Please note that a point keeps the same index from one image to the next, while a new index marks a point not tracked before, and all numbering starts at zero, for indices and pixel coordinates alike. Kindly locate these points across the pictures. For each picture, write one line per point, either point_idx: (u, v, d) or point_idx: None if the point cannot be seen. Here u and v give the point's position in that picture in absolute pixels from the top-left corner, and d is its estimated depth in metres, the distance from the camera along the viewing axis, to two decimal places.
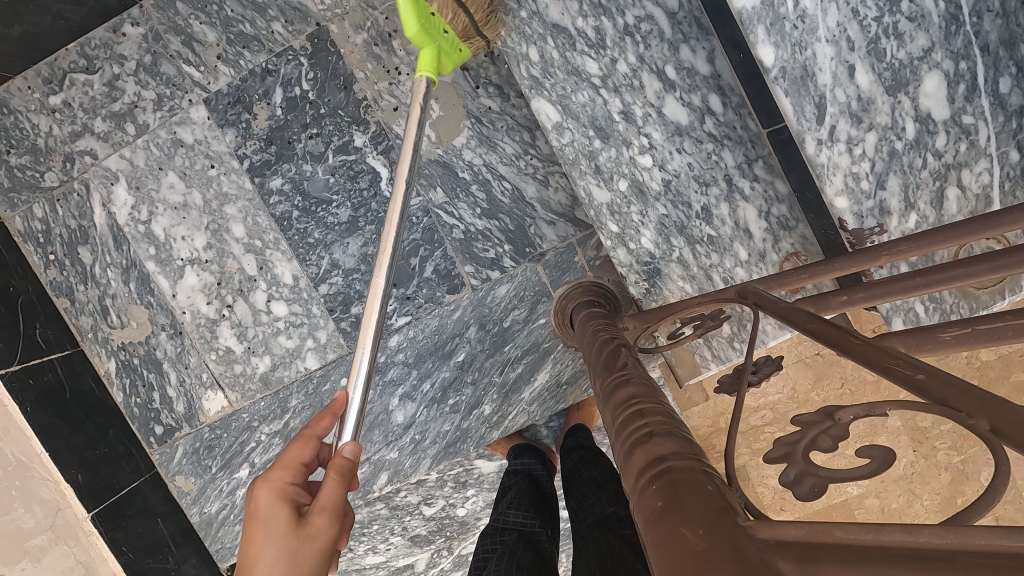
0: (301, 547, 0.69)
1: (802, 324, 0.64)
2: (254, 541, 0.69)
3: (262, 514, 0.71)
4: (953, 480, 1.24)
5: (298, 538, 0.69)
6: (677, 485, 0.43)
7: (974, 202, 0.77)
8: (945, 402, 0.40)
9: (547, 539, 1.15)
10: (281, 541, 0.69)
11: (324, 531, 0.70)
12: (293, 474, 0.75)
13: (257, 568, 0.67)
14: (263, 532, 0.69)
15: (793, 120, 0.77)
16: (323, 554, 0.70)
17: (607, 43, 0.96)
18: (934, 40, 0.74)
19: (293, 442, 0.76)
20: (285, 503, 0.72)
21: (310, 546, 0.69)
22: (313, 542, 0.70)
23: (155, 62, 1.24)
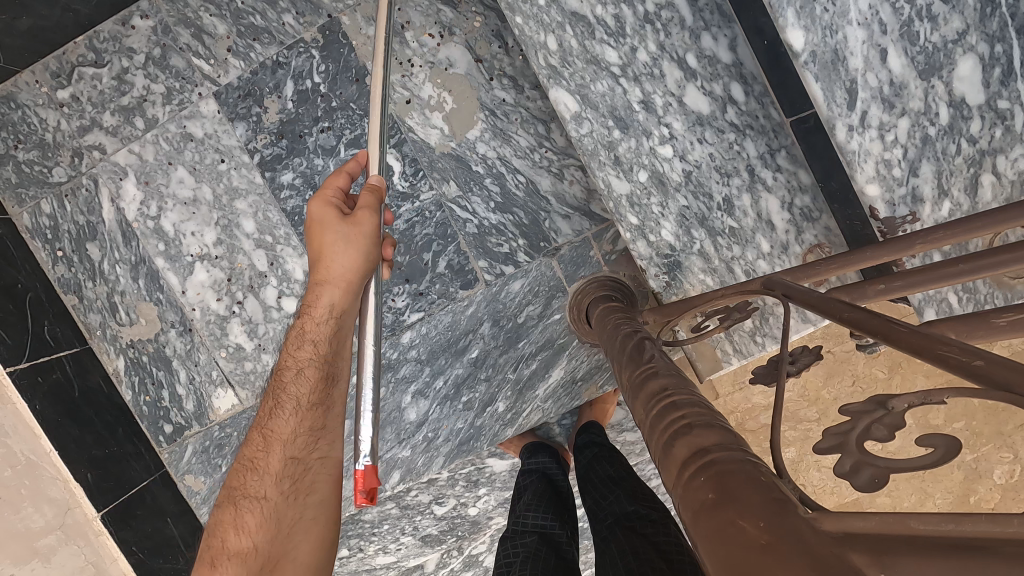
0: (351, 231, 0.77)
1: (839, 314, 0.62)
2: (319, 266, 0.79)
3: (320, 241, 0.78)
4: (967, 478, 1.22)
5: (348, 225, 0.77)
6: (726, 477, 0.41)
7: (1010, 189, 0.74)
8: (1010, 388, 0.38)
9: (568, 541, 1.15)
10: (335, 228, 0.77)
11: (368, 221, 0.77)
12: (336, 192, 0.82)
13: (323, 252, 0.78)
14: (319, 243, 0.78)
15: (823, 106, 0.76)
16: (370, 241, 0.77)
17: (626, 31, 0.94)
18: (969, 23, 0.71)
19: (331, 175, 0.83)
20: (330, 207, 0.80)
21: (358, 235, 0.77)
22: (360, 227, 0.77)
23: (164, 55, 1.22)
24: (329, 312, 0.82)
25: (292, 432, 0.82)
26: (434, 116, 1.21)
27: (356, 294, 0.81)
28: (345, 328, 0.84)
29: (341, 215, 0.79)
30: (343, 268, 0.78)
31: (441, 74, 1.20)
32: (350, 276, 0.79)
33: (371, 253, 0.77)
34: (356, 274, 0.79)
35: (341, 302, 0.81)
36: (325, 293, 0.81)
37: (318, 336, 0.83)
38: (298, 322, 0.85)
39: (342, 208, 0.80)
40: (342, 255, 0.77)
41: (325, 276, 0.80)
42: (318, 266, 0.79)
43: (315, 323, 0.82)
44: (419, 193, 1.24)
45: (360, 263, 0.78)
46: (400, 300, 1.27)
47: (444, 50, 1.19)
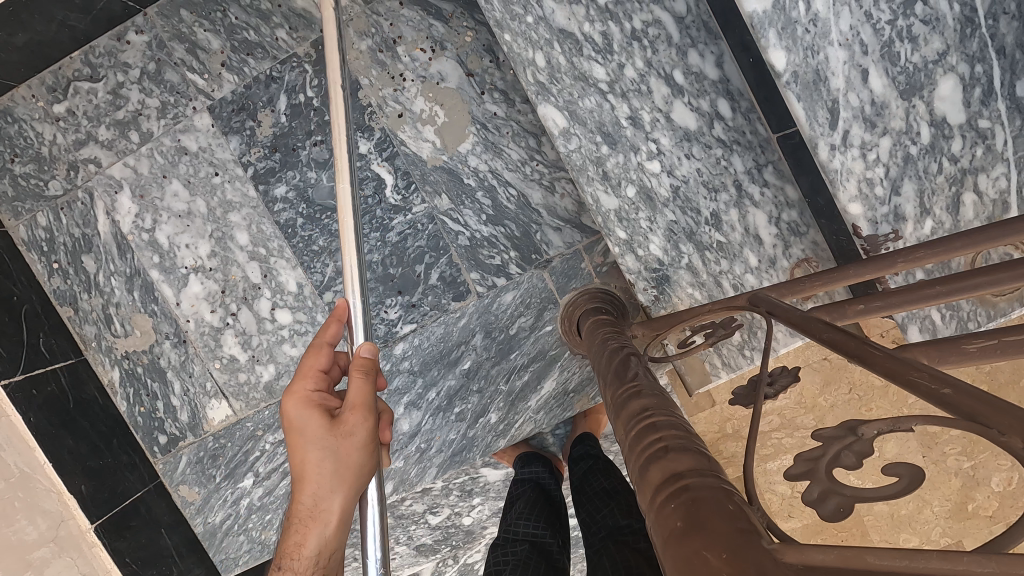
0: (342, 442, 0.74)
1: (818, 334, 0.63)
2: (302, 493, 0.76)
3: (303, 458, 0.75)
4: (963, 485, 1.21)
5: (336, 439, 0.74)
6: (696, 505, 0.42)
7: (992, 207, 0.75)
8: (975, 419, 0.39)
9: (559, 550, 1.15)
10: (320, 442, 0.75)
11: (359, 427, 0.74)
12: (316, 381, 0.79)
13: (307, 470, 0.75)
14: (303, 467, 0.75)
15: (806, 125, 0.76)
16: (362, 447, 0.75)
17: (614, 48, 0.95)
18: (949, 44, 0.73)
19: (307, 353, 0.79)
20: (313, 408, 0.77)
21: (348, 446, 0.74)
22: (351, 438, 0.74)
23: (159, 70, 1.24)
24: (323, 516, 0.75)
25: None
26: (426, 130, 1.22)
27: (346, 524, 0.77)
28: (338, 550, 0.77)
29: (328, 421, 0.76)
30: (328, 486, 0.75)
31: (432, 88, 1.21)
32: (332, 505, 0.76)
33: (365, 464, 0.74)
34: (353, 479, 0.75)
35: (332, 518, 0.76)
36: (313, 531, 0.75)
37: (305, 549, 0.75)
38: (279, 566, 0.75)
39: (328, 409, 0.78)
40: (331, 468, 0.74)
41: (305, 503, 0.76)
42: (301, 491, 0.76)
43: (303, 529, 0.76)
44: (411, 206, 1.26)
45: (353, 470, 0.75)
46: (393, 311, 1.28)
47: (436, 64, 1.20)
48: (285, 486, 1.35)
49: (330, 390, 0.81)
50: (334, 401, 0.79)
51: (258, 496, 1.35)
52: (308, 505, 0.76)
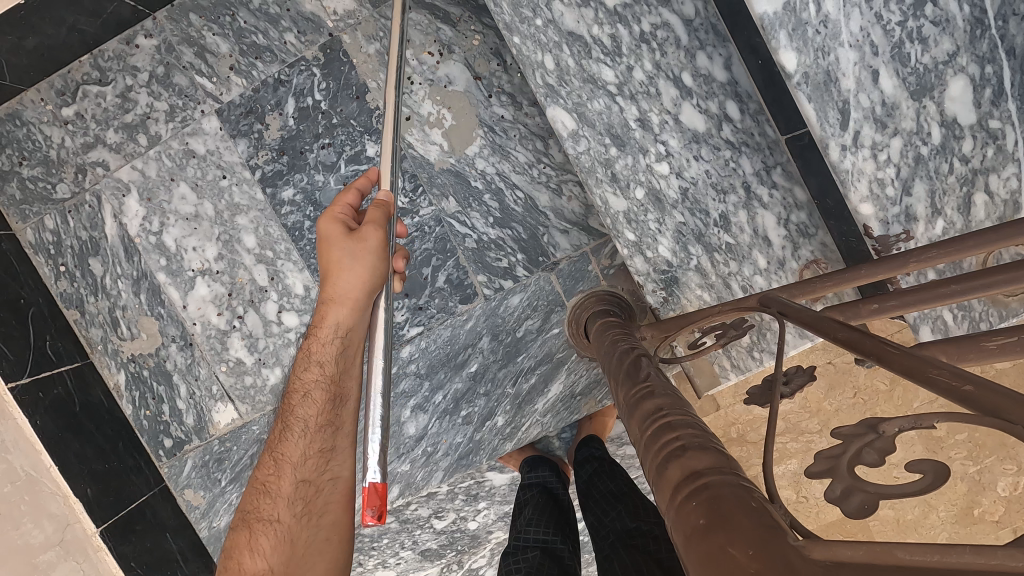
0: (357, 245, 0.80)
1: (833, 334, 0.63)
2: (330, 277, 0.82)
3: (330, 258, 0.81)
4: (969, 490, 1.21)
5: (354, 242, 0.80)
6: (717, 501, 0.42)
7: (1002, 208, 0.75)
8: (998, 415, 0.39)
9: (570, 556, 1.14)
10: (343, 245, 0.81)
11: (374, 237, 0.79)
12: (344, 209, 0.86)
13: (332, 266, 0.81)
14: (331, 258, 0.81)
15: (816, 125, 0.76)
16: (377, 254, 0.80)
17: (623, 51, 0.95)
18: (959, 44, 0.73)
19: (343, 192, 0.87)
20: (338, 224, 0.84)
21: (363, 251, 0.79)
22: (365, 244, 0.79)
23: (168, 74, 1.24)
24: (335, 324, 0.85)
25: (301, 451, 0.84)
26: (433, 132, 1.23)
27: (361, 309, 0.85)
28: (350, 347, 0.87)
29: (347, 232, 0.83)
30: (353, 280, 0.81)
31: (440, 91, 1.21)
32: (356, 295, 0.83)
33: (378, 267, 0.80)
34: (369, 281, 0.81)
35: (349, 315, 0.85)
36: (333, 310, 0.85)
37: (324, 355, 0.86)
38: (308, 340, 0.88)
39: (346, 227, 0.84)
40: (349, 270, 0.80)
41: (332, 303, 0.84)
42: (332, 281, 0.82)
43: (321, 332, 0.86)
44: (419, 209, 1.25)
45: (368, 272, 0.80)
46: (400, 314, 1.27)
47: (443, 68, 1.20)
48: None
49: (354, 210, 0.87)
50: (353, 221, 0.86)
51: None
52: (328, 296, 0.84)
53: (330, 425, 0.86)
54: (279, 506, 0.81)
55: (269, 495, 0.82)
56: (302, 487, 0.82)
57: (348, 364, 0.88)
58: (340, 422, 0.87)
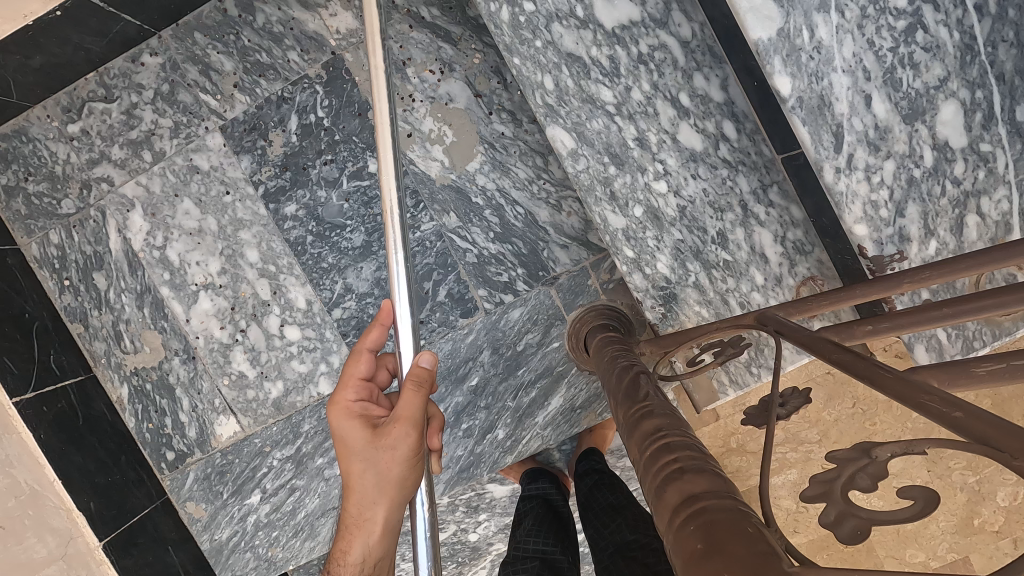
0: (382, 455, 0.76)
1: (828, 355, 0.64)
2: (356, 495, 0.79)
3: (353, 463, 0.78)
4: (968, 500, 1.22)
5: (378, 450, 0.76)
6: (715, 526, 0.43)
7: (994, 229, 0.77)
8: (985, 442, 0.40)
9: (569, 565, 1.16)
10: (365, 453, 0.77)
11: (401, 440, 0.75)
12: (355, 394, 0.81)
13: (354, 482, 0.78)
14: (358, 475, 0.78)
15: (811, 149, 0.78)
16: (404, 460, 0.77)
17: (621, 71, 0.97)
18: (949, 70, 0.75)
19: (350, 360, 0.81)
20: (355, 420, 0.79)
21: (389, 459, 0.76)
22: (393, 450, 0.76)
23: (172, 91, 1.26)
24: (359, 558, 0.78)
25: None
26: (435, 149, 1.24)
27: (390, 533, 0.80)
28: (382, 569, 0.81)
29: (369, 437, 0.78)
30: (372, 478, 0.77)
31: (441, 109, 1.23)
32: (381, 519, 0.79)
33: (408, 474, 0.77)
34: (398, 488, 0.78)
35: (378, 541, 0.79)
36: (358, 539, 0.79)
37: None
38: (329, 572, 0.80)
39: (370, 424, 0.79)
40: (374, 482, 0.77)
41: (358, 546, 0.78)
42: (358, 505, 0.79)
43: (345, 569, 0.78)
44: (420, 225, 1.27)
45: (396, 480, 0.77)
46: None
47: (444, 85, 1.22)
48: (293, 503, 1.35)
49: (373, 400, 0.82)
50: (375, 409, 0.81)
51: (266, 512, 1.36)
52: (365, 513, 0.79)
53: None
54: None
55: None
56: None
57: (381, 557, 0.79)
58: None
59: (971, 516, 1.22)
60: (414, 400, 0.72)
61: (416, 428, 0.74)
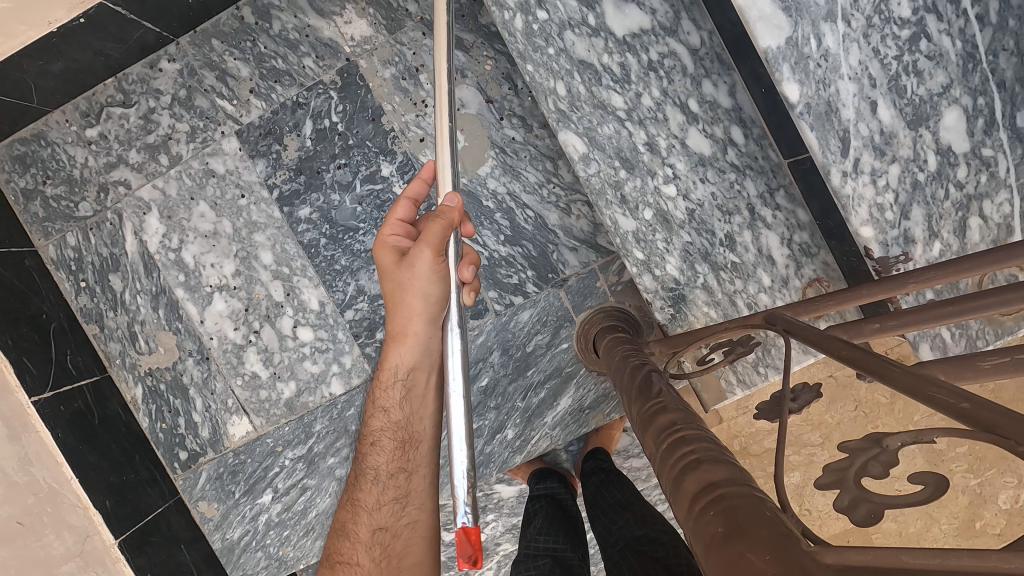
0: (408, 274, 0.82)
1: (837, 351, 0.66)
2: (391, 309, 0.86)
3: (388, 285, 0.86)
4: (971, 503, 1.23)
5: (405, 270, 0.83)
6: (735, 511, 0.45)
7: (996, 231, 0.80)
8: (992, 430, 0.42)
9: (579, 560, 1.17)
10: (396, 274, 0.84)
11: (426, 261, 0.81)
12: (394, 228, 0.89)
13: (392, 301, 0.85)
14: (392, 290, 0.85)
15: (818, 153, 0.80)
16: (429, 278, 0.83)
17: (632, 78, 1.00)
18: (952, 77, 0.77)
19: (393, 205, 0.89)
20: (391, 251, 0.87)
21: (413, 277, 0.82)
22: (418, 271, 0.82)
23: (189, 96, 1.28)
24: (396, 362, 0.90)
25: (378, 470, 0.96)
26: None
27: (422, 343, 0.88)
28: (414, 383, 0.93)
29: (401, 259, 0.85)
30: (410, 306, 0.84)
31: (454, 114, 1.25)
32: (413, 327, 0.87)
33: (435, 291, 0.83)
34: (427, 307, 0.84)
35: (411, 350, 0.89)
36: (392, 351, 0.90)
37: (393, 391, 0.94)
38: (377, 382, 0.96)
39: (399, 252, 0.87)
40: (406, 300, 0.84)
41: (394, 351, 0.90)
42: (392, 316, 0.87)
43: (386, 372, 0.93)
44: None
45: (424, 296, 0.83)
46: None
47: (457, 91, 1.25)
48: (304, 502, 1.37)
49: (409, 236, 0.90)
50: (409, 244, 0.89)
51: (277, 511, 1.37)
52: (399, 326, 0.87)
53: (410, 430, 0.94)
54: (379, 510, 0.95)
55: (358, 515, 0.97)
56: (392, 501, 0.95)
57: (419, 388, 0.93)
58: (417, 437, 0.94)
59: (973, 518, 1.24)
60: (435, 230, 0.77)
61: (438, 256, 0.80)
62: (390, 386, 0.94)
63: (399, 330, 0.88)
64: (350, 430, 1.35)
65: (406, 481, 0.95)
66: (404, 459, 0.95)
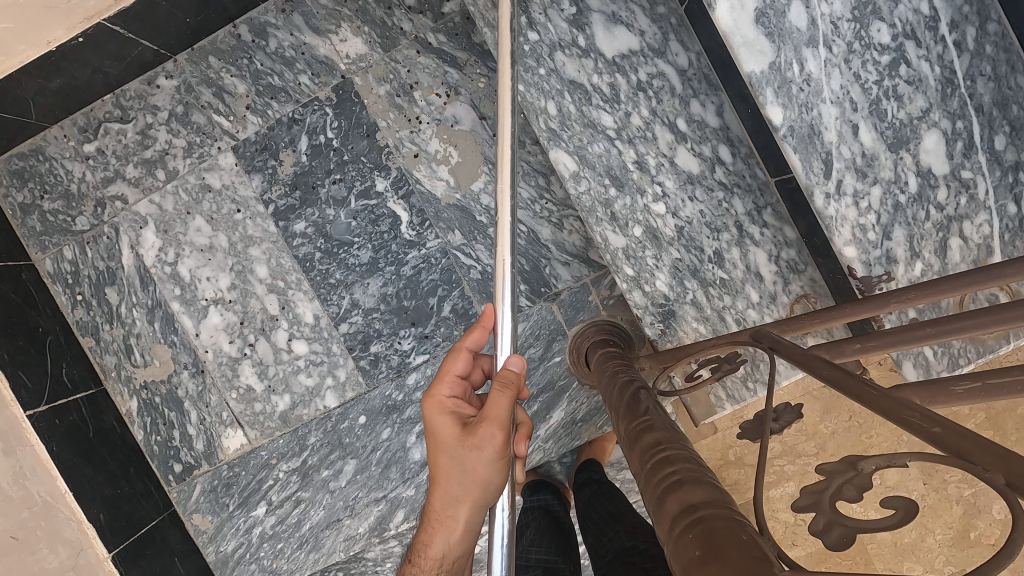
0: (470, 455, 0.72)
1: (819, 372, 0.67)
2: (445, 490, 0.74)
3: (441, 461, 0.74)
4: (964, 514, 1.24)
5: (467, 448, 0.72)
6: (713, 533, 0.46)
7: (977, 252, 0.81)
8: (962, 455, 0.43)
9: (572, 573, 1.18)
10: (453, 450, 0.73)
11: (489, 440, 0.71)
12: (451, 388, 0.77)
13: (441, 476, 0.74)
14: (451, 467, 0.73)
15: (802, 174, 0.82)
16: (492, 461, 0.71)
17: (621, 98, 1.02)
18: (931, 102, 0.79)
19: (448, 356, 0.78)
20: (445, 415, 0.75)
21: (477, 460, 0.71)
22: (479, 451, 0.71)
23: (186, 112, 1.30)
24: (443, 550, 0.76)
25: (436, 564, 0.78)
26: (440, 169, 1.29)
27: (468, 534, 0.77)
28: (455, 571, 0.80)
29: (461, 434, 0.74)
30: (457, 496, 0.74)
31: (447, 130, 1.28)
32: (461, 516, 0.75)
33: (494, 477, 0.72)
34: (483, 492, 0.73)
35: (459, 541, 0.76)
36: (438, 536, 0.77)
37: (429, 568, 0.79)
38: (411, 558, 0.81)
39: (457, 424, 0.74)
40: (459, 479, 0.72)
41: (440, 539, 0.76)
42: (439, 498, 0.75)
43: (429, 558, 0.78)
44: (425, 242, 1.31)
45: (480, 484, 0.72)
46: (406, 342, 1.33)
47: (450, 108, 1.27)
48: (298, 515, 1.37)
49: (465, 397, 0.78)
50: (468, 409, 0.77)
51: (271, 524, 1.38)
52: (452, 513, 0.75)
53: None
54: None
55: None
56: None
57: (459, 566, 0.79)
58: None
59: (967, 528, 1.28)
60: (502, 401, 0.69)
61: (505, 431, 0.71)
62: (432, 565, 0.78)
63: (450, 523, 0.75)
64: (344, 442, 1.35)
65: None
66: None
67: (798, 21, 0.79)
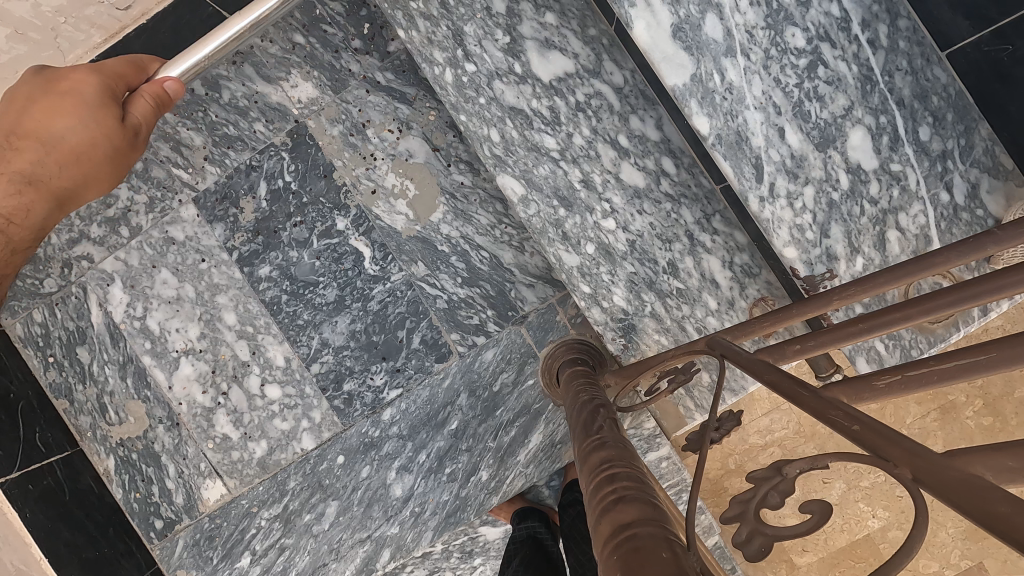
0: (90, 123, 0.92)
1: (761, 374, 0.67)
2: (90, 157, 0.94)
3: (130, 121, 0.94)
4: None
5: (118, 123, 0.93)
6: (635, 553, 0.45)
7: (914, 242, 0.88)
8: (876, 453, 0.43)
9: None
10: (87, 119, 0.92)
11: (138, 117, 0.95)
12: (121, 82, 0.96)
13: (67, 114, 0.92)
14: (145, 125, 0.96)
15: (735, 181, 0.89)
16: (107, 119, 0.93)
17: (561, 119, 1.03)
18: (853, 100, 0.87)
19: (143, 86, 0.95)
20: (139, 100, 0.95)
21: (88, 128, 0.92)
22: (103, 138, 0.93)
23: (146, 168, 1.29)
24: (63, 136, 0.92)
25: None
26: (398, 204, 1.30)
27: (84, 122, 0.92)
28: None
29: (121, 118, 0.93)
30: (72, 129, 0.92)
31: (402, 164, 1.30)
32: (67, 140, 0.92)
33: (94, 120, 0.92)
34: (97, 137, 0.93)
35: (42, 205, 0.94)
36: (37, 202, 0.93)
37: None
38: None
39: (117, 115, 0.93)
40: (72, 131, 0.92)
41: (112, 173, 0.99)
42: (49, 120, 0.92)
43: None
44: (390, 275, 1.33)
45: (88, 133, 0.92)
46: (378, 377, 1.34)
47: (403, 142, 1.29)
48: (283, 562, 1.34)
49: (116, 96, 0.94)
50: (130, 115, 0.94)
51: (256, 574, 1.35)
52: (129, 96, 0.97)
53: (58, 200, 0.96)
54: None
55: None
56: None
57: None
58: None
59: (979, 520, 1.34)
60: (144, 109, 0.95)
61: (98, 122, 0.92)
62: (69, 161, 0.94)
63: (130, 115, 0.94)
64: (325, 484, 1.33)
65: (36, 235, 0.96)
66: (73, 208, 0.99)
67: (713, 33, 0.86)
